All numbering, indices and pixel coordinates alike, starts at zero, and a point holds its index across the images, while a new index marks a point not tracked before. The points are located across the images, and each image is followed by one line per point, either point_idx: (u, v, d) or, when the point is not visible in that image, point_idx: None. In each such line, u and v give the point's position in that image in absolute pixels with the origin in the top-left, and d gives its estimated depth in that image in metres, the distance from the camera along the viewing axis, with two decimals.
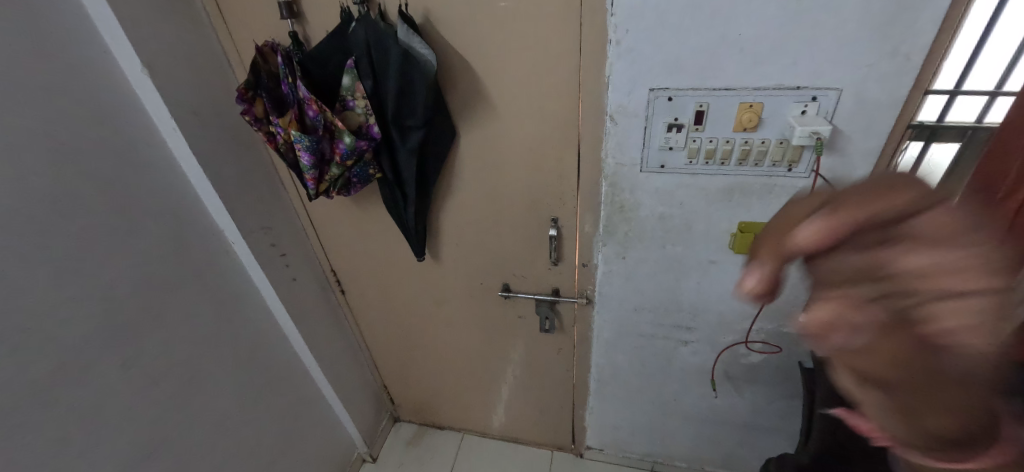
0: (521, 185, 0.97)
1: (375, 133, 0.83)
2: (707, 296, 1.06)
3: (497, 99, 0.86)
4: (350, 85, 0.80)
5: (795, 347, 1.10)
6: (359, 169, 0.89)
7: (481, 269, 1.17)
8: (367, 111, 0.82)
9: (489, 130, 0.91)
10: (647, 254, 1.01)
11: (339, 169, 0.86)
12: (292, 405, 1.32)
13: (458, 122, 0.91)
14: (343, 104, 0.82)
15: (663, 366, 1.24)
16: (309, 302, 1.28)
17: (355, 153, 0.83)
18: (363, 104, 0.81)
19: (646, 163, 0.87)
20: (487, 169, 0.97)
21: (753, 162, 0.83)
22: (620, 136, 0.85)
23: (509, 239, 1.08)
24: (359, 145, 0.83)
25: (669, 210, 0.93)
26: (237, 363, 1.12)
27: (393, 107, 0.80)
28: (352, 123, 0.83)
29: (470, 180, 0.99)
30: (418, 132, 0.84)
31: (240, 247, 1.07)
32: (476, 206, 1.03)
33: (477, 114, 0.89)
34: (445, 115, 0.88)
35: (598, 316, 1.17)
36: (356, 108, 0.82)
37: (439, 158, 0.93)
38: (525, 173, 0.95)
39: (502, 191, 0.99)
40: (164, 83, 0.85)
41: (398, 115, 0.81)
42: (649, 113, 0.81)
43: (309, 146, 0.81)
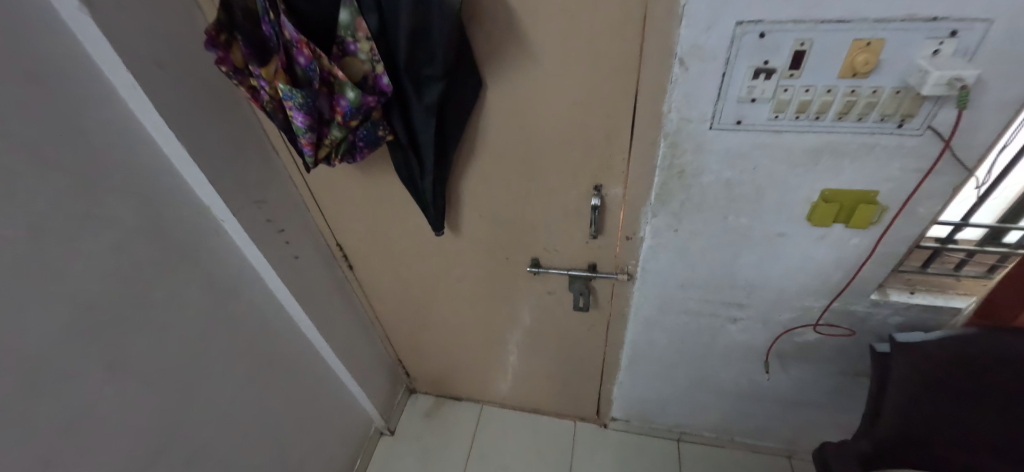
0: (559, 147, 0.81)
1: (384, 86, 0.65)
2: (767, 272, 0.93)
3: (533, 41, 0.68)
4: (349, 22, 0.62)
5: (859, 326, 0.99)
6: (366, 131, 0.73)
7: (507, 242, 1.03)
8: (373, 56, 0.64)
9: (522, 79, 0.73)
10: (704, 227, 0.87)
11: (341, 131, 0.71)
12: (304, 388, 1.23)
13: (483, 71, 0.73)
14: (341, 48, 0.64)
15: (704, 343, 1.14)
16: (315, 280, 1.15)
17: (360, 112, 0.67)
18: (366, 48, 0.63)
19: (719, 119, 0.70)
20: (518, 128, 0.80)
21: (856, 117, 0.67)
22: (689, 84, 0.68)
23: (541, 210, 0.93)
24: (365, 102, 0.66)
25: (738, 176, 0.77)
26: (240, 351, 1.01)
27: (405, 50, 0.62)
28: (355, 73, 0.66)
29: (497, 141, 0.83)
30: (437, 83, 0.67)
31: (230, 225, 0.92)
32: (503, 171, 0.88)
33: (508, 60, 0.71)
34: (470, 61, 0.70)
35: (638, 293, 1.05)
36: (359, 53, 0.64)
37: (462, 115, 0.76)
38: (565, 133, 0.79)
39: (536, 154, 0.83)
40: (112, 23, 0.66)
41: (412, 61, 0.64)
42: (732, 54, 0.63)
43: (303, 104, 0.64)
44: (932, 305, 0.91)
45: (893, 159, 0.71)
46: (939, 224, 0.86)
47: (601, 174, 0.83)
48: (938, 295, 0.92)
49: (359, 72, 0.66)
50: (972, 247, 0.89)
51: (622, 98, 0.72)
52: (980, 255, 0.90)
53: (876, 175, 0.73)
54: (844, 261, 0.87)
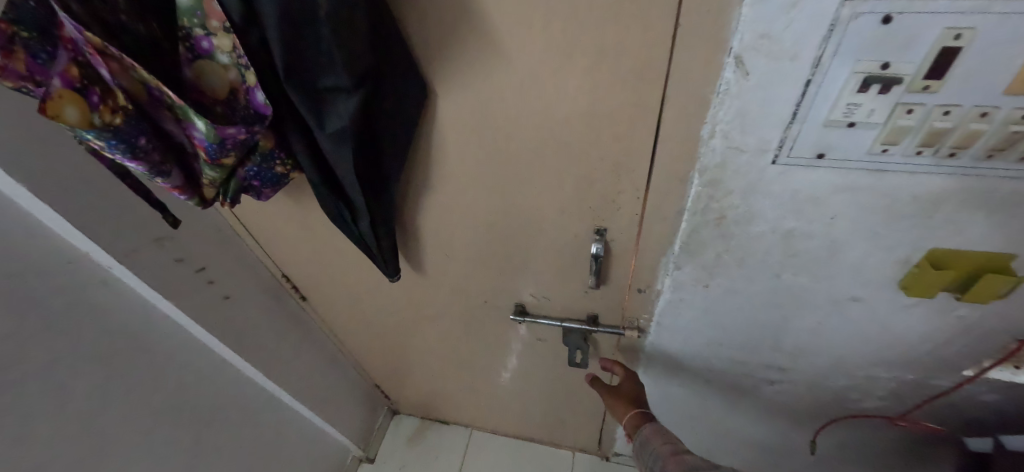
0: (548, 180, 0.57)
1: (261, 106, 0.42)
2: (826, 339, 0.70)
3: (503, 29, 0.43)
4: (190, 3, 0.37)
5: (938, 398, 0.76)
6: (255, 168, 0.49)
7: (485, 284, 0.81)
8: (238, 61, 0.40)
9: (489, 85, 0.49)
10: (747, 285, 0.63)
11: (213, 173, 0.47)
12: (259, 438, 1.05)
13: (428, 73, 0.49)
14: (190, 47, 0.40)
15: (731, 400, 0.93)
16: (258, 318, 0.95)
17: (226, 148, 0.43)
18: (226, 45, 0.39)
19: (790, 151, 0.46)
20: (488, 152, 0.56)
21: (1015, 155, 0.42)
22: (747, 99, 0.42)
23: (526, 252, 0.70)
24: (229, 137, 0.42)
25: (805, 226, 0.53)
26: (163, 415, 0.81)
27: (281, 52, 0.38)
28: (216, 86, 0.42)
29: (459, 166, 0.59)
30: (344, 98, 0.42)
31: (123, 274, 0.69)
32: (473, 205, 0.65)
33: (465, 57, 0.47)
34: (404, 57, 0.46)
35: (651, 347, 0.83)
36: (217, 55, 0.40)
37: (401, 135, 0.52)
38: (555, 161, 0.55)
39: (515, 186, 0.60)
40: None
41: (298, 69, 0.39)
42: (828, 52, 0.38)
43: (125, 146, 0.40)
44: None
45: None
46: None
47: (606, 216, 0.59)
48: None
49: (225, 84, 0.42)
50: None
51: (641, 118, 0.47)
52: None
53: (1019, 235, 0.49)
54: (935, 334, 0.64)
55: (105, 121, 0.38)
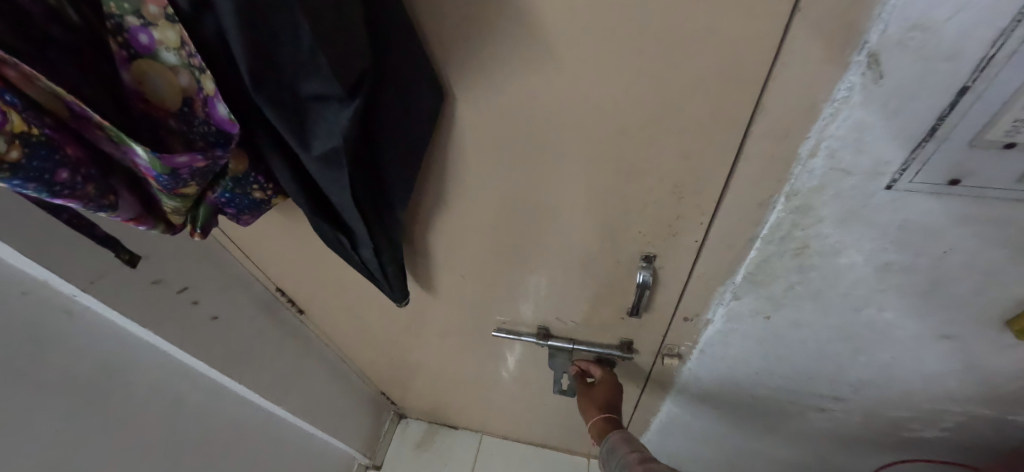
0: (589, 200, 0.47)
1: (225, 123, 0.34)
2: (897, 375, 0.61)
3: (546, 17, 0.33)
4: None
5: (1012, 434, 0.68)
6: (228, 194, 0.42)
7: (504, 305, 0.72)
8: (188, 60, 0.30)
9: (523, 88, 0.38)
10: (818, 319, 0.53)
11: (175, 203, 0.39)
12: (259, 457, 0.97)
13: (445, 72, 0.38)
14: (124, 42, 0.30)
15: (771, 425, 0.85)
16: (251, 335, 0.86)
17: (181, 177, 0.36)
18: (171, 40, 0.29)
19: (915, 174, 0.35)
20: (517, 167, 0.46)
21: None
22: (871, 110, 0.32)
23: (554, 275, 0.61)
24: (181, 166, 0.34)
25: (908, 261, 0.43)
26: (151, 448, 0.73)
27: (246, 48, 0.27)
28: (163, 91, 0.32)
29: (479, 181, 0.49)
30: (336, 109, 0.32)
31: (89, 301, 0.59)
32: (494, 224, 0.55)
33: (494, 52, 0.36)
34: (415, 54, 0.36)
35: (688, 373, 0.74)
36: (161, 52, 0.30)
37: (411, 149, 0.42)
38: (600, 180, 0.44)
39: (548, 205, 0.50)
40: None
41: (273, 70, 0.29)
42: (1009, 49, 0.27)
43: (39, 182, 0.31)
44: None
45: None
46: None
47: (656, 241, 0.50)
48: None
49: (175, 89, 0.32)
50: None
51: (720, 132, 0.37)
52: None
53: None
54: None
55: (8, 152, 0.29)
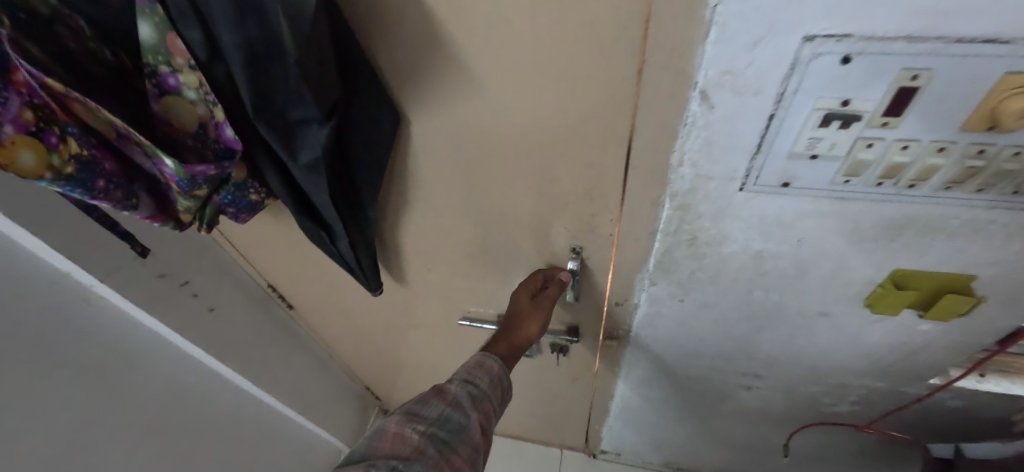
0: (524, 200, 0.58)
1: (230, 141, 0.45)
2: (798, 350, 0.72)
3: (472, 60, 0.44)
4: (154, 43, 0.38)
5: (906, 404, 0.79)
6: (230, 197, 0.52)
7: (468, 295, 0.82)
8: (207, 96, 0.42)
9: (462, 112, 0.49)
10: (721, 300, 0.64)
11: (189, 202, 0.50)
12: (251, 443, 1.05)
13: (400, 99, 0.49)
14: (157, 83, 0.41)
15: (711, 404, 0.95)
16: (244, 328, 0.95)
17: (197, 182, 0.46)
18: (192, 82, 0.41)
19: (757, 178, 0.46)
20: (464, 174, 0.57)
21: (973, 187, 0.43)
22: (712, 131, 0.43)
23: (507, 266, 0.71)
24: (198, 173, 0.45)
25: (775, 248, 0.54)
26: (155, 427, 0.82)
27: (248, 86, 0.38)
28: (186, 118, 0.44)
29: (434, 186, 0.60)
30: (315, 130, 0.43)
31: (105, 290, 0.69)
32: (451, 221, 0.65)
33: (435, 86, 0.47)
34: (374, 87, 0.47)
35: (631, 356, 0.84)
36: (185, 90, 0.41)
37: (375, 161, 0.52)
38: (530, 184, 0.55)
39: (493, 205, 0.60)
40: None
41: (266, 102, 0.40)
42: (790, 88, 0.38)
43: (83, 187, 0.43)
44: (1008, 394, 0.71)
45: (1009, 240, 0.48)
46: None
47: (581, 235, 0.61)
48: (1016, 380, 0.72)
49: (194, 116, 0.44)
50: None
51: (611, 147, 0.48)
52: None
53: (978, 255, 0.50)
54: (901, 346, 0.66)
55: (61, 164, 0.40)
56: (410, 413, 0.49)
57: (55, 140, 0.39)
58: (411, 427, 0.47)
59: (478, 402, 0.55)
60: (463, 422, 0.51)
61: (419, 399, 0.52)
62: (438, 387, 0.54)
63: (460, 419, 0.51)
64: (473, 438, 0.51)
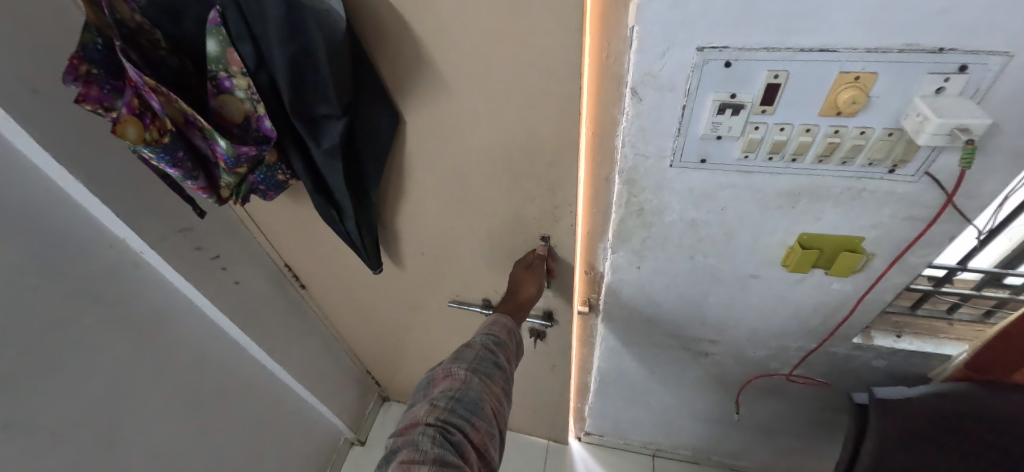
0: (499, 187, 0.71)
1: (268, 130, 0.59)
2: (740, 313, 0.84)
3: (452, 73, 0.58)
4: (218, 55, 0.53)
5: (840, 366, 0.91)
6: (262, 176, 0.66)
7: (460, 277, 0.95)
8: (252, 95, 0.56)
9: (447, 114, 0.63)
10: (669, 265, 0.77)
11: (233, 177, 0.65)
12: (262, 413, 1.16)
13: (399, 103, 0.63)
14: (216, 85, 0.56)
15: (676, 373, 1.07)
16: (264, 304, 1.07)
17: (241, 160, 0.61)
18: (242, 85, 0.55)
19: (681, 156, 0.60)
20: (449, 163, 0.70)
21: (839, 160, 0.57)
22: (643, 119, 0.58)
23: (489, 247, 0.84)
24: (242, 152, 0.60)
25: (705, 216, 0.68)
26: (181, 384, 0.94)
27: (286, 88, 0.52)
28: (235, 112, 0.59)
29: (422, 176, 0.74)
30: (334, 122, 0.57)
31: (152, 257, 0.82)
32: (442, 206, 0.78)
33: (426, 92, 0.61)
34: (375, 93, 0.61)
35: (603, 324, 0.97)
36: (235, 90, 0.56)
37: (376, 152, 0.67)
38: (502, 173, 0.69)
39: (473, 191, 0.73)
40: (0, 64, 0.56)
41: (299, 100, 0.54)
42: (692, 85, 0.53)
43: (165, 156, 0.60)
44: (920, 350, 0.83)
45: (881, 206, 0.61)
46: (931, 267, 0.77)
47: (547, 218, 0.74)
48: (927, 340, 0.84)
49: (241, 110, 0.59)
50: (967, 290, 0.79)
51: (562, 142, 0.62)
52: (976, 298, 0.81)
53: (862, 221, 0.63)
54: (823, 306, 0.78)
55: (152, 137, 0.57)
56: (452, 362, 0.67)
57: (148, 120, 0.56)
58: (456, 369, 0.64)
59: (502, 347, 0.72)
60: (494, 361, 0.68)
61: (456, 352, 0.69)
62: (467, 342, 0.71)
63: (492, 359, 0.68)
64: (503, 371, 0.68)
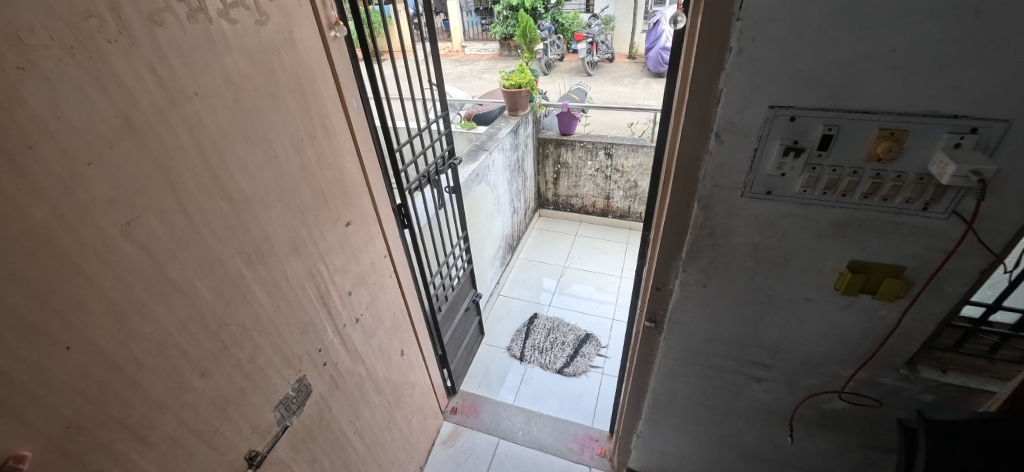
0: (40, 363, 0.54)
1: None
2: (795, 337, 0.95)
3: None
4: None
5: (892, 400, 0.98)
6: None
7: (252, 399, 0.86)
8: None
9: None
10: (731, 284, 0.91)
11: None
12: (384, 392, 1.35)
13: (83, 199, 0.55)
14: None
15: (729, 400, 1.15)
16: (377, 300, 1.25)
17: None
18: None
19: (751, 188, 0.77)
20: (91, 290, 0.57)
21: (881, 198, 0.72)
22: (719, 156, 0.76)
23: (163, 399, 0.69)
24: None
25: (766, 240, 0.83)
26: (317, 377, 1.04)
27: None
28: None
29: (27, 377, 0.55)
30: None
31: (312, 235, 0.97)
32: (161, 318, 0.66)
33: None
34: None
35: (665, 342, 1.09)
36: None
37: None
38: (19, 359, 0.51)
39: (93, 338, 0.58)
40: (263, 81, 0.80)
41: None
42: (764, 133, 0.71)
43: None
44: (965, 385, 0.90)
45: (919, 239, 0.75)
46: (970, 305, 0.86)
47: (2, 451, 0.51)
48: (971, 376, 0.91)
49: None
50: (1006, 330, 0.88)
51: None
52: (1016, 339, 0.89)
53: (903, 251, 0.77)
54: (871, 333, 0.89)
55: None
56: None
57: None
58: None
59: None
60: None
61: None
62: None
63: None
64: None
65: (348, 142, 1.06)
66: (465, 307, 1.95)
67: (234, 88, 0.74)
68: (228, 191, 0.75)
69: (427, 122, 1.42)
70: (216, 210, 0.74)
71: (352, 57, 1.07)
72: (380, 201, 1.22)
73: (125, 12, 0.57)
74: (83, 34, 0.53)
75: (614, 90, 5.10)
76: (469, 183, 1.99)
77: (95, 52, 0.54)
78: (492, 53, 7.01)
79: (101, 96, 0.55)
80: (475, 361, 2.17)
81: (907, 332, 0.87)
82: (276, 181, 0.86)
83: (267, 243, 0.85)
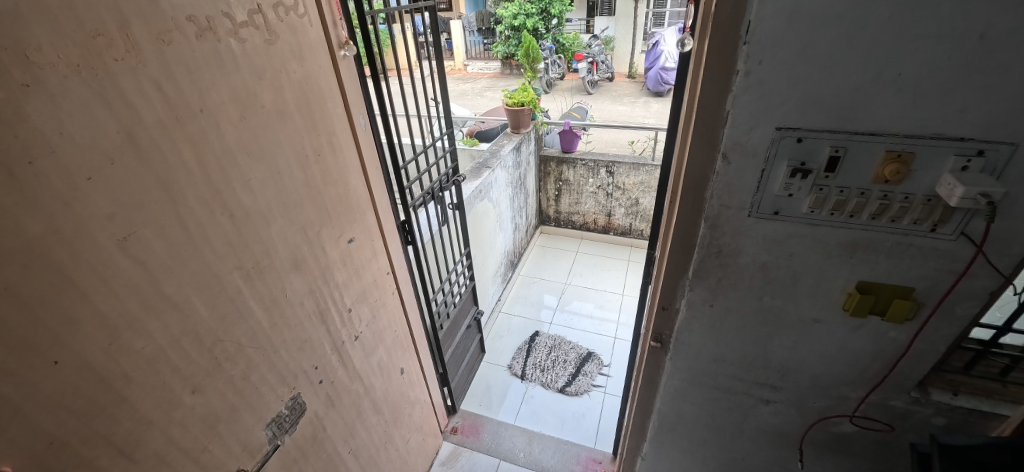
0: (29, 378, 0.52)
1: None
2: (804, 358, 0.94)
3: None
4: None
5: (904, 424, 0.96)
6: None
7: (242, 417, 0.84)
8: None
9: None
10: (739, 304, 0.90)
11: None
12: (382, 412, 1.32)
13: (81, 213, 0.54)
14: None
15: (736, 422, 1.13)
16: (379, 316, 1.24)
17: None
18: None
19: (758, 208, 0.77)
20: (83, 303, 0.56)
21: (889, 219, 0.72)
22: (726, 176, 0.76)
23: (150, 415, 0.67)
24: None
25: (774, 260, 0.82)
26: (315, 395, 1.02)
27: None
28: None
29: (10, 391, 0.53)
30: None
31: (314, 251, 0.96)
32: (153, 333, 0.65)
33: None
34: None
35: (671, 363, 1.07)
36: None
37: None
38: (5, 374, 0.50)
39: (82, 352, 0.57)
40: (271, 98, 0.81)
41: None
42: (771, 153, 0.72)
43: None
44: (977, 408, 0.89)
45: (928, 260, 0.75)
46: (980, 327, 0.85)
47: None
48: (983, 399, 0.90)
49: None
50: (1016, 352, 0.87)
51: None
52: None
53: (912, 272, 0.77)
54: (882, 355, 0.88)
55: None
56: None
57: None
58: None
59: None
60: None
61: None
62: None
63: None
64: None
65: (354, 158, 1.07)
66: (466, 325, 1.93)
67: (239, 104, 0.75)
68: (229, 207, 0.75)
69: (432, 139, 1.43)
70: (217, 225, 0.73)
71: (360, 75, 1.08)
72: (384, 217, 1.22)
73: (135, 31, 0.58)
74: (91, 51, 0.53)
75: (613, 108, 5.16)
76: (472, 200, 2.00)
77: (101, 69, 0.54)
78: (493, 72, 7.11)
79: (105, 112, 0.55)
80: (475, 380, 2.14)
81: (917, 354, 0.86)
82: (279, 197, 0.85)
83: (266, 259, 0.84)
